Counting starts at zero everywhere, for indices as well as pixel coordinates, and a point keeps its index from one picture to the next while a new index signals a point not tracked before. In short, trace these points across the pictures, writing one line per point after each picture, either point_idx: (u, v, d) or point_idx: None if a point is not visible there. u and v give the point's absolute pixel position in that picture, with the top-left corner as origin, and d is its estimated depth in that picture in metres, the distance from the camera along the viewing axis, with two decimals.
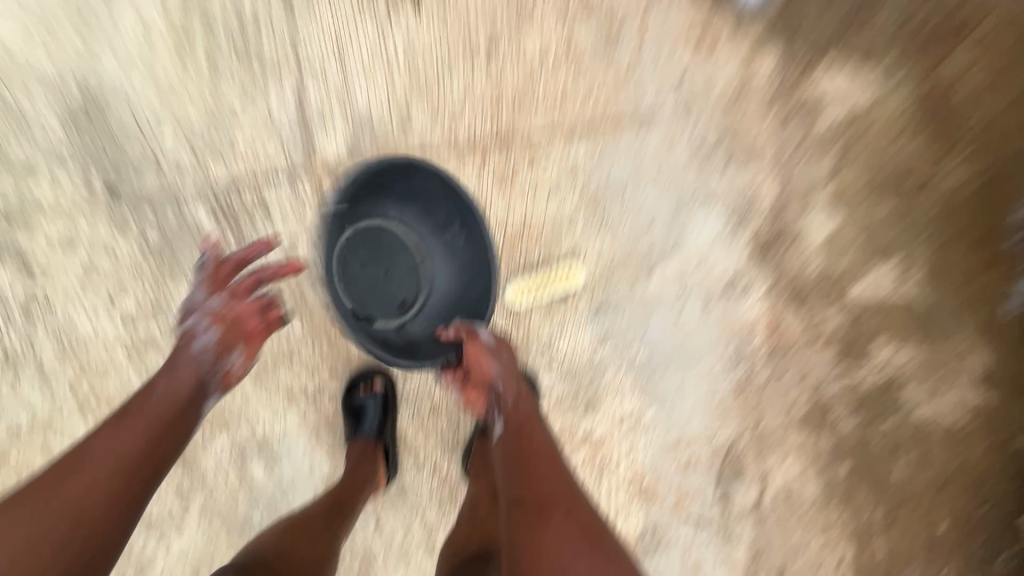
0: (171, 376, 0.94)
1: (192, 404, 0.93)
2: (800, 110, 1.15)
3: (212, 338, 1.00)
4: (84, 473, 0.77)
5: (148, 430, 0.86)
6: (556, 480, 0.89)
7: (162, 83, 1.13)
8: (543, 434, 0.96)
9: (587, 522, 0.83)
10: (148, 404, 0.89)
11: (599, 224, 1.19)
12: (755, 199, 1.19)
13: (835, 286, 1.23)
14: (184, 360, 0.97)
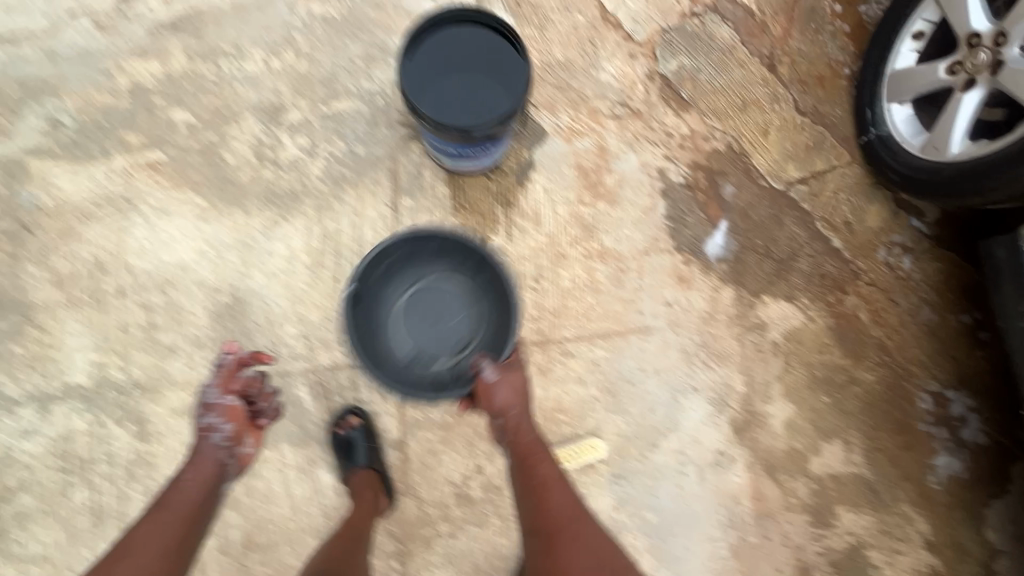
0: (196, 468, 1.22)
1: (211, 487, 1.21)
2: (755, 327, 1.61)
3: (225, 430, 1.27)
4: (131, 563, 1.04)
5: (182, 515, 1.14)
6: (562, 506, 1.19)
7: (295, 292, 1.52)
8: (547, 463, 1.23)
9: (588, 545, 1.15)
10: (182, 496, 1.17)
11: (615, 406, 1.54)
12: (731, 389, 1.58)
13: (799, 461, 1.56)
14: (201, 453, 1.24)
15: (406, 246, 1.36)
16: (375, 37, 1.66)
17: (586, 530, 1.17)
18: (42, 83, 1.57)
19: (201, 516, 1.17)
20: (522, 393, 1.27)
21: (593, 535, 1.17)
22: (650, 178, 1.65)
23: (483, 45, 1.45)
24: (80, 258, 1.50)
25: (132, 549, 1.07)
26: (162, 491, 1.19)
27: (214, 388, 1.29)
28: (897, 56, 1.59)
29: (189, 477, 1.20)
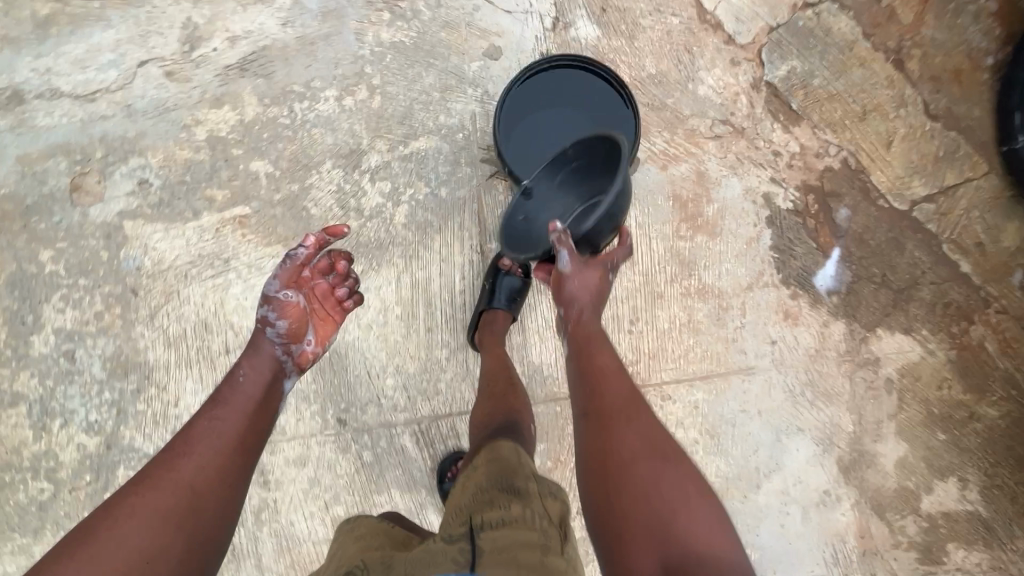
0: (250, 365, 1.22)
1: (265, 387, 1.22)
2: (867, 364, 1.52)
3: (283, 327, 1.29)
4: (194, 449, 1.02)
5: (237, 407, 1.14)
6: (619, 396, 1.02)
7: (391, 344, 1.53)
8: (605, 353, 1.09)
9: (642, 437, 0.95)
10: (236, 391, 1.17)
11: (715, 449, 1.52)
12: (839, 427, 1.52)
13: (908, 499, 1.51)
14: (257, 350, 1.26)
15: (580, 156, 1.29)
16: (450, 64, 1.54)
17: (641, 418, 0.99)
18: (123, 140, 1.55)
19: (261, 409, 1.17)
20: (594, 295, 1.16)
21: (649, 426, 0.98)
22: (754, 206, 1.52)
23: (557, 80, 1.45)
24: (185, 318, 1.54)
25: (192, 435, 1.05)
26: (217, 387, 1.19)
27: (277, 283, 1.29)
28: None
29: (243, 373, 1.21)
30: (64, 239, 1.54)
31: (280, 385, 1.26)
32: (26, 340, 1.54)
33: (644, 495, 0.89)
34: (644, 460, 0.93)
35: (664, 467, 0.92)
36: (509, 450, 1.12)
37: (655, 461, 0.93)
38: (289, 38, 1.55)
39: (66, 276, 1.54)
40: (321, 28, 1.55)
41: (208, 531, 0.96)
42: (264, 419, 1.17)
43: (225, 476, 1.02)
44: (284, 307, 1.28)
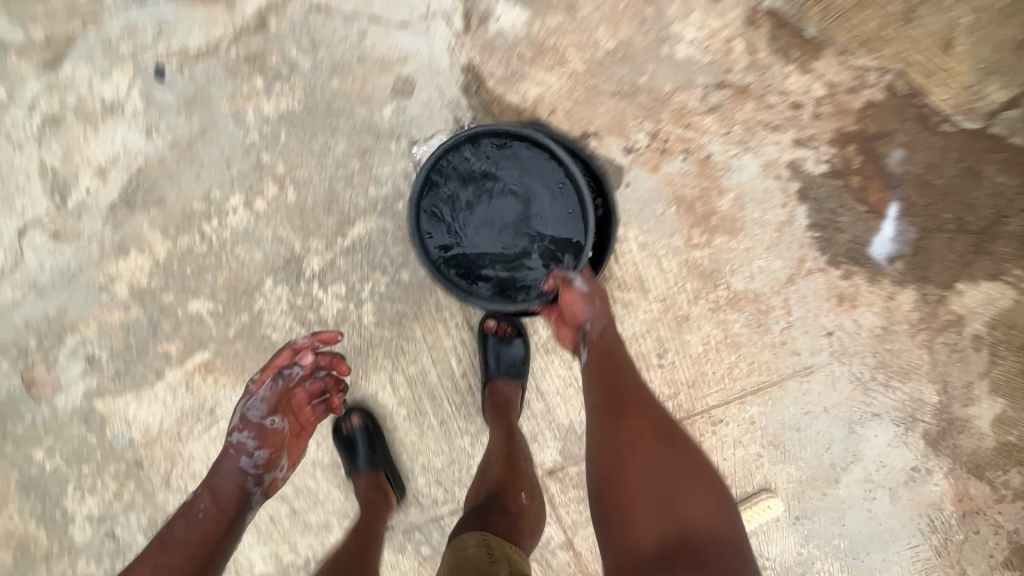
0: (211, 495, 1.11)
1: (224, 520, 1.10)
2: (948, 326, 1.27)
3: (261, 455, 1.17)
4: None
5: (186, 555, 1.02)
6: (620, 364, 0.99)
7: (409, 446, 1.41)
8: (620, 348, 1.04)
9: (645, 406, 0.91)
10: (187, 523, 1.07)
11: (783, 457, 1.37)
12: (921, 401, 1.32)
13: (1010, 453, 1.35)
14: (222, 471, 1.15)
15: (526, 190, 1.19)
16: (357, 120, 1.22)
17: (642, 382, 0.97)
18: (49, 321, 1.37)
19: (214, 547, 1.06)
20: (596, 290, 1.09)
21: (651, 398, 0.93)
22: (779, 181, 1.21)
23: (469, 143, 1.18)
24: (198, 474, 1.46)
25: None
26: (172, 519, 1.09)
27: (262, 403, 1.17)
28: None
29: (204, 507, 1.10)
30: (47, 434, 1.45)
31: (246, 515, 1.14)
32: (64, 533, 1.52)
33: (641, 445, 0.84)
34: (642, 418, 0.88)
35: (666, 435, 0.87)
36: (477, 550, 0.89)
37: (656, 423, 0.88)
38: (160, 149, 1.25)
39: (68, 467, 1.47)
40: (191, 123, 1.24)
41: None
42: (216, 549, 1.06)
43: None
44: (263, 432, 1.17)
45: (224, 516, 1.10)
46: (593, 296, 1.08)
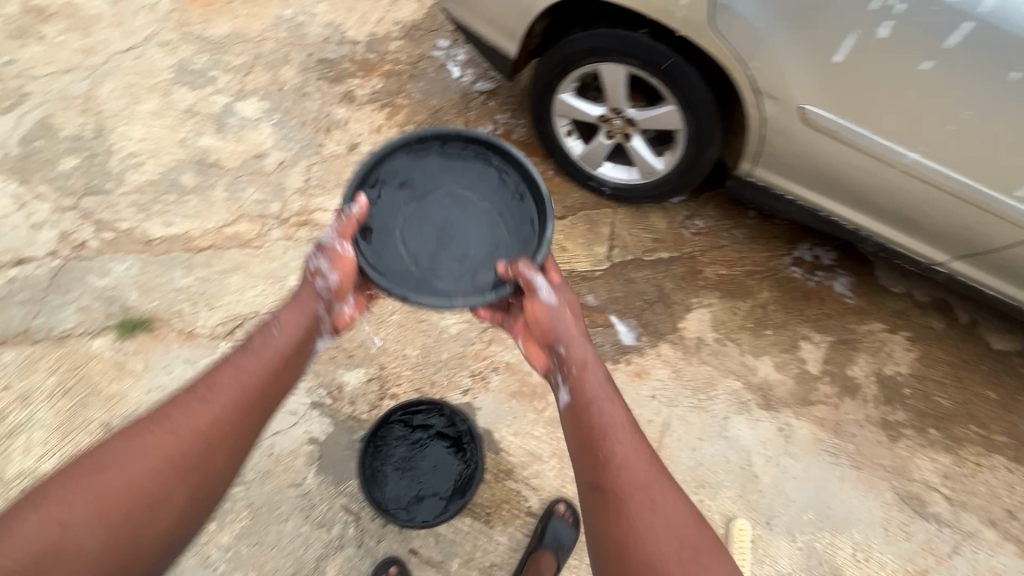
0: (286, 321, 1.31)
1: (295, 347, 1.29)
2: (700, 346, 1.99)
3: (332, 279, 1.35)
4: (219, 400, 1.14)
5: (266, 364, 1.23)
6: (600, 415, 1.19)
7: None
8: (616, 413, 1.20)
9: (636, 468, 1.10)
10: (261, 345, 1.25)
11: (714, 489, 1.79)
12: (735, 391, 1.92)
13: (805, 378, 1.98)
14: (304, 297, 1.35)
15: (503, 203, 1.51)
16: (293, 498, 1.65)
17: (628, 436, 1.16)
18: None
19: (280, 369, 1.25)
20: (571, 312, 1.35)
21: (641, 453, 1.13)
22: None
23: (395, 184, 1.49)
24: None
25: (213, 389, 1.16)
26: (252, 333, 1.29)
27: (333, 231, 1.37)
28: (571, 148, 2.09)
29: (276, 328, 1.29)
30: None
31: (310, 343, 1.34)
32: None
33: (638, 512, 1.04)
34: (636, 486, 1.08)
35: (657, 500, 1.06)
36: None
37: (646, 485, 1.08)
38: None
39: None
40: None
41: (202, 496, 1.09)
42: (281, 380, 1.25)
43: (228, 451, 1.12)
44: (341, 264, 1.36)
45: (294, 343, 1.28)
46: (572, 329, 1.32)
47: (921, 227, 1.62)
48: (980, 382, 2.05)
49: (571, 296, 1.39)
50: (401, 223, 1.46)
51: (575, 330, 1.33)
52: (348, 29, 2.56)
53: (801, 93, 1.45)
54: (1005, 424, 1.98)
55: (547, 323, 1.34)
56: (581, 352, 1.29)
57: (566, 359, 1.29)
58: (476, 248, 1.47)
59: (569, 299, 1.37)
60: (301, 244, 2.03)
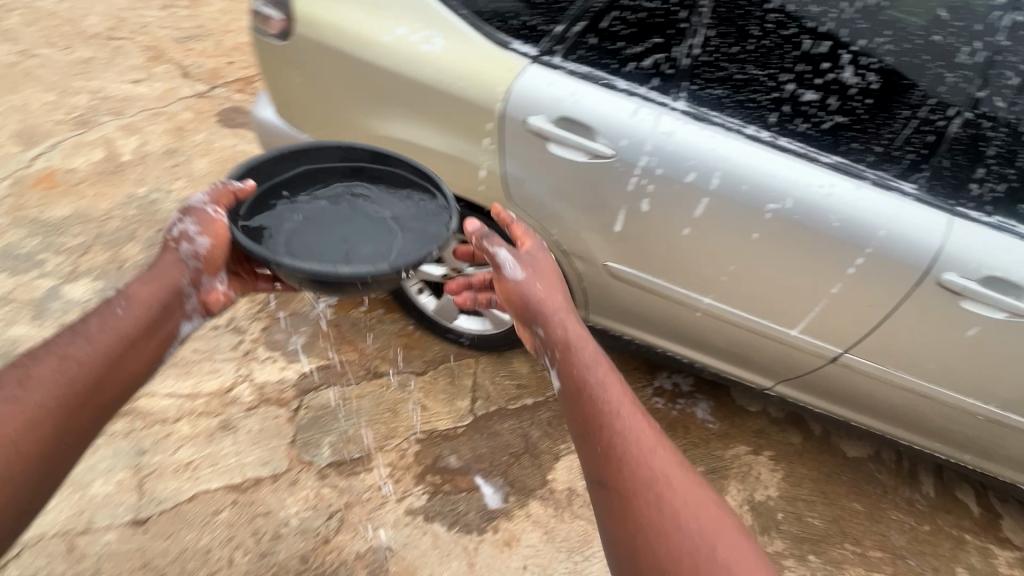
0: (135, 297, 1.05)
1: (148, 329, 1.05)
2: (571, 498, 1.90)
3: (203, 243, 1.15)
4: (31, 395, 0.87)
5: (106, 347, 0.97)
6: (601, 396, 1.02)
7: None
8: (617, 393, 1.03)
9: (652, 458, 0.95)
10: (99, 328, 0.99)
11: None
12: None
13: None
14: (167, 267, 1.13)
15: (418, 210, 1.35)
16: None
17: (638, 418, 1.00)
18: None
19: (126, 352, 1.00)
20: (546, 281, 1.22)
21: (655, 443, 0.98)
22: (410, 524, 1.76)
23: (308, 177, 1.38)
24: None
25: (27, 382, 0.88)
26: (90, 311, 1.03)
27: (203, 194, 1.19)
28: (424, 304, 2.13)
29: (123, 306, 1.04)
30: None
31: (172, 323, 1.11)
32: None
33: (658, 509, 0.89)
34: (654, 484, 0.92)
35: (678, 487, 0.92)
36: None
37: (661, 484, 0.92)
38: None
39: None
40: None
41: (17, 521, 0.82)
42: (128, 367, 1.00)
43: (50, 465, 0.86)
44: (220, 228, 1.17)
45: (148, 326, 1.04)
46: (551, 299, 1.18)
47: (747, 360, 1.70)
48: (847, 496, 2.08)
49: (541, 262, 1.26)
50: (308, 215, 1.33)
51: (556, 300, 1.19)
52: None
53: (603, 256, 1.57)
54: (878, 540, 1.99)
55: (519, 299, 1.19)
56: (561, 329, 1.13)
57: (550, 339, 1.13)
58: (373, 245, 1.27)
59: (539, 266, 1.24)
60: (119, 440, 1.81)
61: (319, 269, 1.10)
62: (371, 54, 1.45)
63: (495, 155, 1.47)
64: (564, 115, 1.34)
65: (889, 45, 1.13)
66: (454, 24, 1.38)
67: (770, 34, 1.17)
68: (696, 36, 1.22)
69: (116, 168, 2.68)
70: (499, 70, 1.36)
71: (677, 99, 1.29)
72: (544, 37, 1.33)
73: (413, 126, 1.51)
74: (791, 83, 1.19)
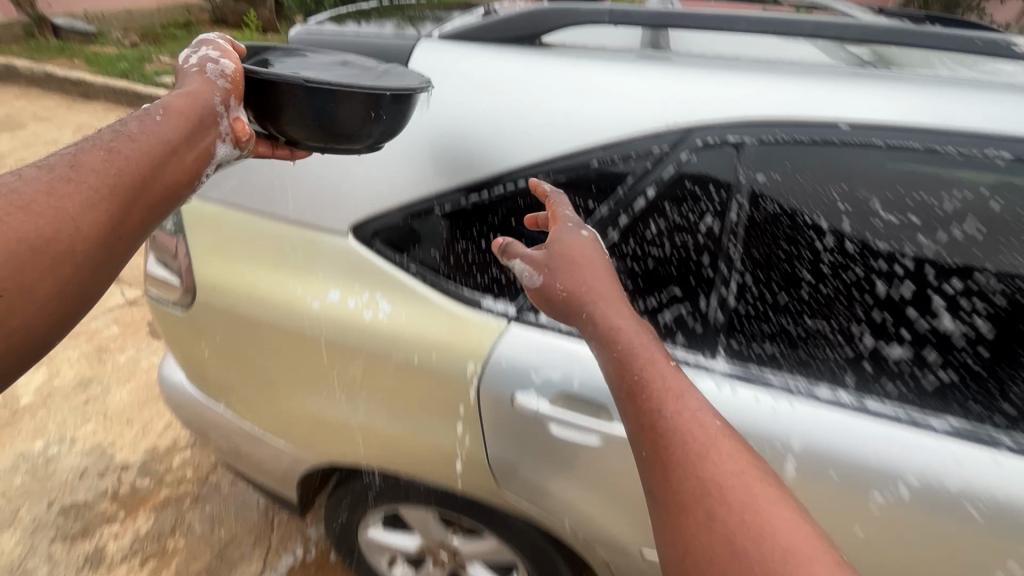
0: (171, 109, 0.84)
1: (188, 141, 0.84)
2: None
3: (229, 65, 0.93)
4: (81, 180, 0.71)
5: (147, 150, 0.78)
6: (635, 377, 0.70)
7: None
8: (661, 375, 0.69)
9: (704, 464, 0.61)
10: (138, 129, 0.80)
11: None
12: None
13: None
14: (196, 87, 0.90)
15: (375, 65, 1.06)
16: None
17: (692, 411, 0.66)
18: None
19: (171, 156, 0.81)
20: (576, 266, 0.83)
21: (720, 443, 0.63)
22: None
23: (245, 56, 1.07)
24: None
25: (79, 167, 0.72)
26: (116, 124, 0.81)
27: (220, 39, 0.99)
28: None
29: (161, 115, 0.83)
30: None
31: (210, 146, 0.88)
32: None
33: (709, 524, 0.58)
34: (707, 496, 0.59)
35: (736, 491, 0.59)
36: None
37: (714, 490, 0.59)
38: None
39: None
40: None
41: (74, 305, 0.67)
42: (174, 173, 0.81)
43: (113, 253, 0.71)
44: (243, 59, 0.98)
45: (187, 134, 0.83)
46: (588, 291, 0.80)
47: None
48: None
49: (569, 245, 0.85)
50: (294, 61, 1.08)
51: (592, 291, 0.80)
52: (117, 451, 2.09)
53: (638, 546, 1.12)
54: None
55: (545, 300, 0.85)
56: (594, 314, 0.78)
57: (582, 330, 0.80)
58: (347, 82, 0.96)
59: (562, 252, 0.84)
60: None
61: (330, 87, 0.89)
62: (295, 323, 1.10)
63: (473, 438, 1.07)
64: (564, 392, 0.98)
65: (994, 280, 0.84)
66: (401, 277, 1.04)
67: (828, 279, 0.87)
68: (729, 285, 0.91)
69: (9, 418, 2.20)
70: (468, 336, 1.01)
71: (714, 357, 0.94)
72: (522, 290, 1.00)
73: (354, 403, 1.13)
74: (869, 335, 0.88)
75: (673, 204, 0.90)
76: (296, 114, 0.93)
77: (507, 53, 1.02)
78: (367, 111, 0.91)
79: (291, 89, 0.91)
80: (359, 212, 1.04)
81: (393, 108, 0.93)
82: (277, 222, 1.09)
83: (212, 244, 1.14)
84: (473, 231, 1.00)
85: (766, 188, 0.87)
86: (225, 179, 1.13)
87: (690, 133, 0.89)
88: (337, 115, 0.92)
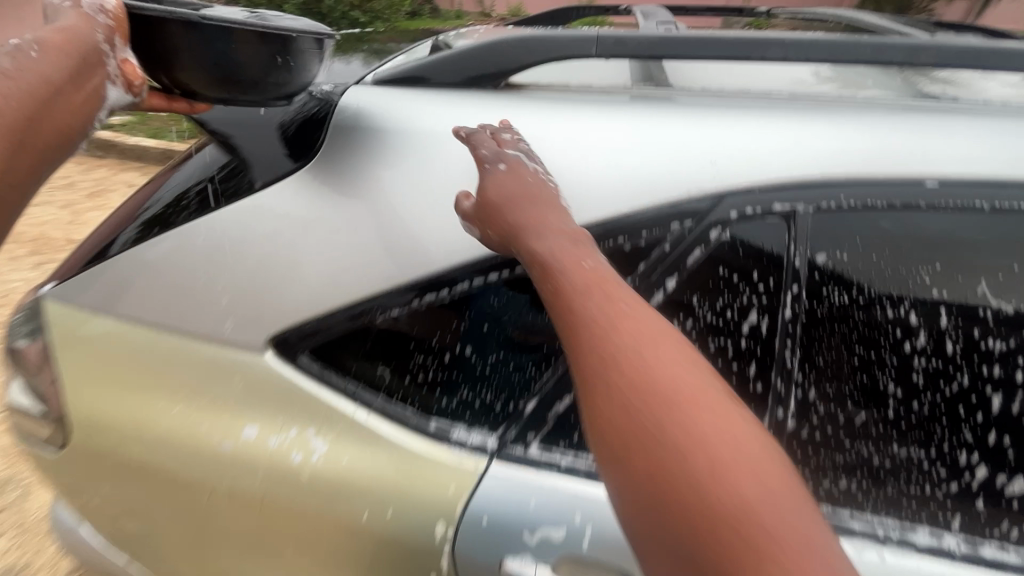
0: (50, 44, 0.66)
1: (74, 90, 0.67)
2: None
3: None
4: None
5: (20, 101, 0.64)
6: (542, 257, 0.60)
7: None
8: (566, 254, 0.60)
9: (615, 349, 0.53)
10: (13, 70, 0.65)
11: None
12: None
13: None
14: (77, 15, 0.68)
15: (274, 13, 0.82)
16: None
17: (603, 297, 0.56)
18: None
19: (53, 102, 0.66)
20: (515, 200, 0.64)
21: (684, 374, 0.52)
22: None
23: None
24: None
25: None
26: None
27: None
28: None
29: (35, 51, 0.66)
30: None
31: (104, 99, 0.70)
32: None
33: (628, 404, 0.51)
34: (621, 379, 0.52)
35: (647, 364, 0.53)
36: None
37: (626, 366, 0.52)
38: None
39: None
40: None
41: None
42: (58, 128, 0.67)
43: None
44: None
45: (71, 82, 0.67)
46: (529, 223, 0.62)
47: None
48: None
49: (516, 182, 0.65)
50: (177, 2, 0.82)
51: (516, 225, 0.63)
52: None
53: None
54: None
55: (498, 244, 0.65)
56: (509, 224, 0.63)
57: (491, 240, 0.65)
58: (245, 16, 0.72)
59: (512, 188, 0.65)
60: None
61: (220, 18, 0.66)
62: (202, 470, 0.81)
63: None
64: (573, 556, 0.71)
65: None
66: (339, 405, 0.76)
67: (923, 393, 0.64)
68: (787, 404, 0.66)
69: None
70: (433, 485, 0.73)
71: None
72: (502, 417, 0.74)
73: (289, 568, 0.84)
74: (979, 463, 0.66)
75: (702, 299, 0.66)
76: (172, 56, 0.67)
77: (464, 100, 0.77)
78: (272, 57, 0.69)
79: (177, 27, 0.66)
80: (275, 322, 0.76)
81: (304, 56, 0.72)
82: (166, 336, 0.81)
83: (88, 364, 0.85)
84: (431, 342, 0.74)
85: (831, 274, 0.63)
86: (96, 278, 0.84)
87: (720, 202, 0.64)
88: (229, 58, 0.67)
